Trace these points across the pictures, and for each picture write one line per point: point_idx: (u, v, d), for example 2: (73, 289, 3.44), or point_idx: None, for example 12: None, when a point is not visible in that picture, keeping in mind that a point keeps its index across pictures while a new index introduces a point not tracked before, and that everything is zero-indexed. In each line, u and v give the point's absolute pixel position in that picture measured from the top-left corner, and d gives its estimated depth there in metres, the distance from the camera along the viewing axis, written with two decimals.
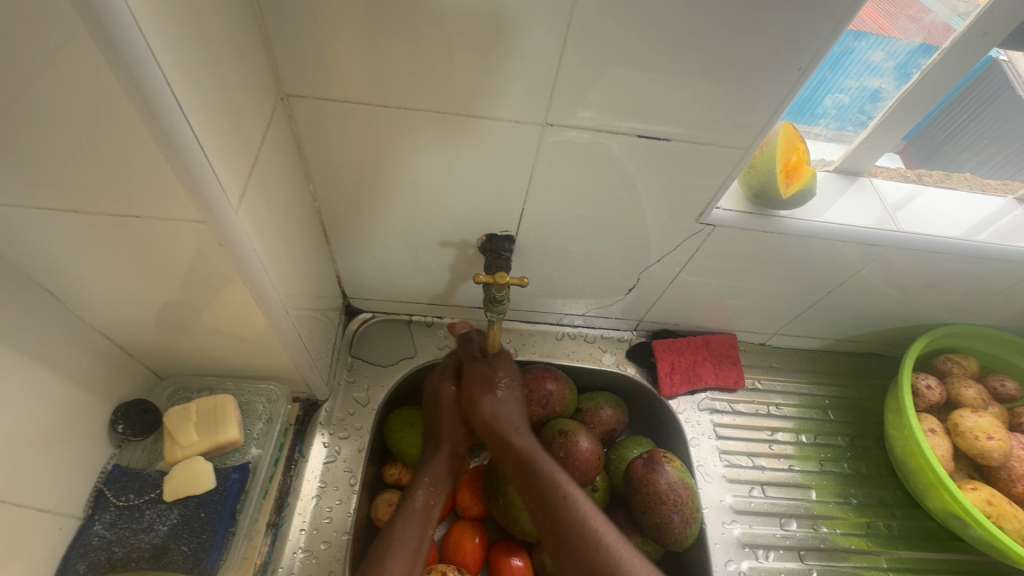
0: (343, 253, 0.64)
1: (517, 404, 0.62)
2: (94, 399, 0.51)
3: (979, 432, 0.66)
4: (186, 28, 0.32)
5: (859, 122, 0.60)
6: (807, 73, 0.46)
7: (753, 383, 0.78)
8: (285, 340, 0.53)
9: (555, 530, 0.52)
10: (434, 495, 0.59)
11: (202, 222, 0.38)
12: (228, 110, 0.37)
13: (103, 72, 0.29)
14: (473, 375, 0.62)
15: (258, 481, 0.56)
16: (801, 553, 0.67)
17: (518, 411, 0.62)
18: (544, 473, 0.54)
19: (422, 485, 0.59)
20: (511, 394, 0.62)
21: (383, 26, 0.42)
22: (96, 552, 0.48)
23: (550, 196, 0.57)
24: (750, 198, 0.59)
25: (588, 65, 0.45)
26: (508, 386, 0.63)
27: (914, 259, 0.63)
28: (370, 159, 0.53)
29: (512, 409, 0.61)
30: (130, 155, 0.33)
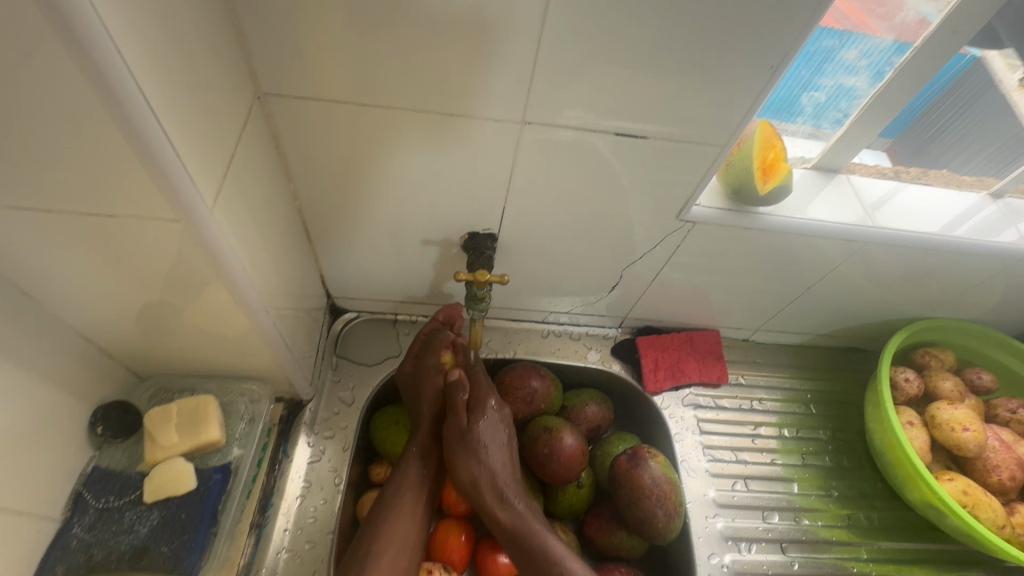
0: (326, 252, 0.64)
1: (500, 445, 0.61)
2: (72, 402, 0.50)
3: (955, 424, 0.67)
4: (155, 26, 0.32)
5: (835, 120, 0.61)
6: (779, 70, 0.46)
7: (737, 379, 0.79)
8: (266, 340, 0.52)
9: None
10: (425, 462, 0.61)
11: (177, 221, 0.38)
12: (203, 109, 0.37)
13: (71, 70, 0.29)
14: (453, 438, 0.60)
15: (240, 481, 0.56)
16: (783, 545, 0.68)
17: (501, 466, 0.60)
18: (529, 542, 0.56)
19: (415, 453, 0.61)
20: (496, 449, 0.60)
21: (358, 24, 0.42)
22: (75, 555, 0.48)
23: (531, 194, 0.57)
24: (729, 194, 0.60)
25: (564, 64, 0.46)
26: (491, 445, 0.60)
27: (891, 254, 0.64)
28: (351, 158, 0.53)
29: (494, 469, 0.60)
30: (103, 156, 0.33)
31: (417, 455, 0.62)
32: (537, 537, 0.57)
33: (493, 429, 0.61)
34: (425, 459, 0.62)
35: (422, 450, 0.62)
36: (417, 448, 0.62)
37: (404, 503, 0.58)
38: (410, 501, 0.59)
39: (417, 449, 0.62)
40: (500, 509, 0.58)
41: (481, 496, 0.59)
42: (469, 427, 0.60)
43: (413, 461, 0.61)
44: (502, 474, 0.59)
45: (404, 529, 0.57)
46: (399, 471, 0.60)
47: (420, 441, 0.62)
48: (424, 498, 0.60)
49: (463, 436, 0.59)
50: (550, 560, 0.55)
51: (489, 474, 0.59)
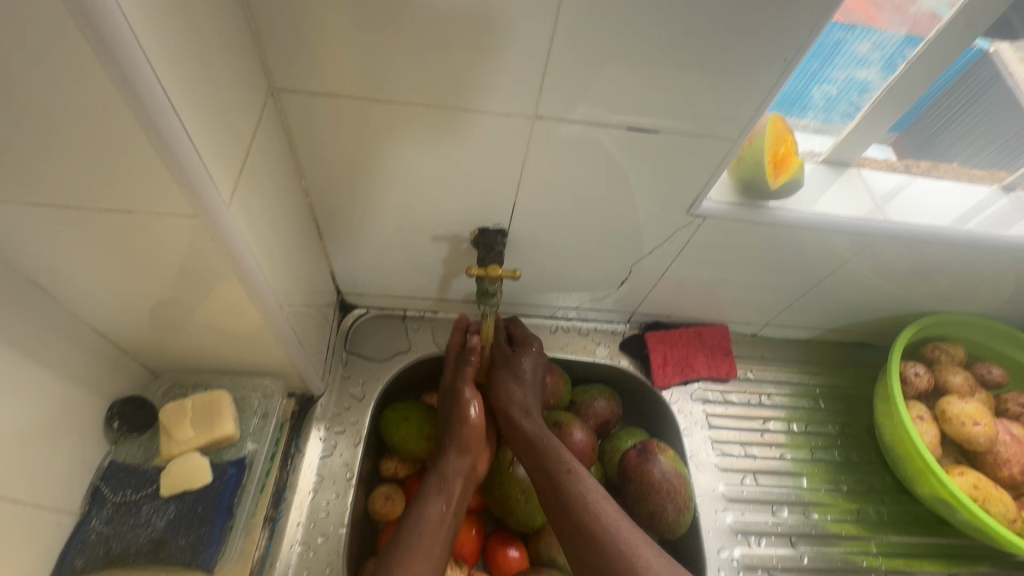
0: (337, 249, 0.64)
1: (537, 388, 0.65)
2: (88, 397, 0.51)
3: (966, 418, 0.67)
4: (175, 23, 0.32)
5: (847, 113, 0.61)
6: (794, 64, 0.46)
7: (745, 374, 0.79)
8: (279, 336, 0.53)
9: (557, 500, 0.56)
10: (444, 498, 0.58)
11: (194, 217, 0.38)
12: (219, 106, 0.38)
13: (92, 66, 0.29)
14: (498, 364, 0.66)
15: (254, 475, 0.56)
16: (793, 539, 0.68)
17: (532, 397, 0.64)
18: (546, 449, 0.59)
19: (433, 490, 0.59)
20: (532, 384, 0.65)
21: (372, 21, 0.43)
22: (94, 547, 0.49)
23: (541, 190, 0.57)
24: (739, 189, 0.60)
25: (577, 60, 0.45)
26: (531, 376, 0.65)
27: (902, 248, 0.64)
28: (362, 154, 0.53)
29: (528, 395, 0.64)
30: (123, 152, 0.33)
31: (436, 492, 0.59)
32: (555, 448, 0.59)
33: (534, 367, 0.66)
34: (443, 496, 0.58)
35: (439, 486, 0.59)
36: (435, 485, 0.59)
37: (418, 542, 0.54)
38: (428, 540, 0.55)
39: (435, 486, 0.59)
40: (524, 420, 0.62)
41: (511, 415, 0.63)
42: (513, 356, 0.66)
43: (432, 498, 0.58)
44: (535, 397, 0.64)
45: (420, 569, 0.52)
46: (415, 511, 0.57)
47: (438, 476, 0.60)
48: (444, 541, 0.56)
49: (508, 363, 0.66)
50: (565, 463, 0.57)
51: (521, 399, 0.64)
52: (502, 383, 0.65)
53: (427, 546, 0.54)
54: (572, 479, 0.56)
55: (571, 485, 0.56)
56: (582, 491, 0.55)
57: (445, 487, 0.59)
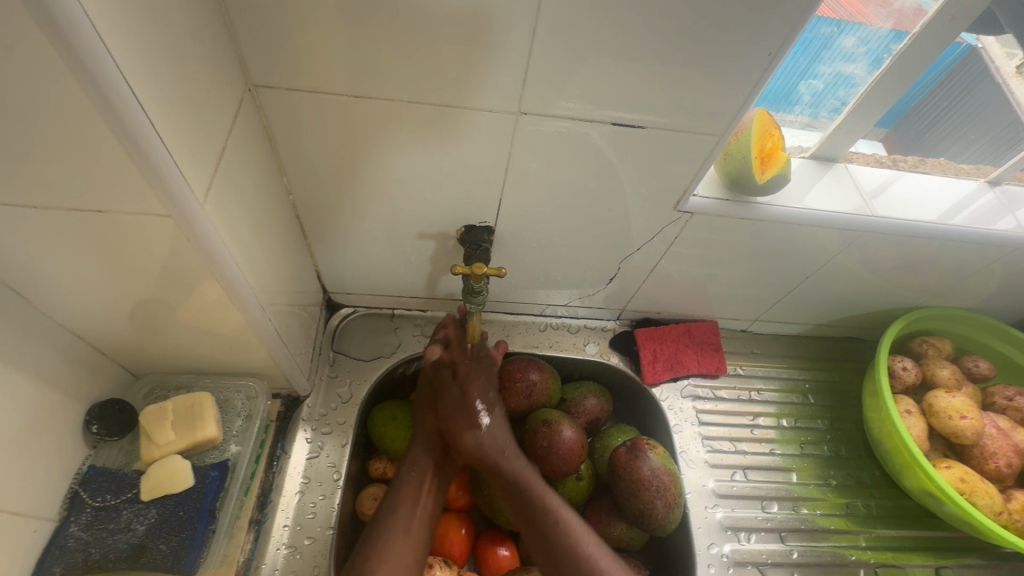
0: (322, 248, 0.64)
1: (501, 423, 0.63)
2: (65, 401, 0.50)
3: (953, 412, 0.68)
4: (141, 16, 0.31)
5: (834, 108, 0.61)
6: (778, 58, 0.46)
7: (735, 370, 0.79)
8: (262, 336, 0.52)
9: (550, 553, 0.56)
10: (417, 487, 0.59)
11: (167, 216, 0.37)
12: (191, 101, 0.37)
13: (55, 63, 0.28)
14: (450, 409, 0.62)
15: (238, 478, 0.55)
16: (782, 534, 0.68)
17: (501, 431, 0.62)
18: (531, 493, 0.58)
19: (406, 470, 0.60)
20: (496, 415, 0.63)
21: (350, 15, 0.42)
22: (72, 553, 0.48)
23: (527, 186, 0.57)
24: (726, 184, 0.60)
25: (560, 55, 0.45)
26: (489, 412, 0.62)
27: (889, 243, 0.64)
28: (344, 152, 0.52)
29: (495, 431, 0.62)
30: (90, 151, 0.32)
31: (409, 474, 0.59)
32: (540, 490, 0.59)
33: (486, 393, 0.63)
34: (418, 473, 0.60)
35: (412, 468, 0.60)
36: (409, 467, 0.60)
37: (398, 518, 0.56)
38: (407, 516, 0.57)
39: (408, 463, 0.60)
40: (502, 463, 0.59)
41: (487, 460, 0.60)
42: (463, 396, 0.61)
43: (406, 477, 0.59)
44: (501, 432, 0.61)
45: (399, 547, 0.54)
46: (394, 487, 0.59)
47: (410, 458, 0.61)
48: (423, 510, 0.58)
49: (463, 408, 0.61)
50: (551, 511, 0.57)
51: (491, 438, 0.61)
52: (466, 433, 0.60)
53: (406, 520, 0.56)
54: (561, 530, 0.57)
55: (561, 536, 0.56)
56: (578, 539, 0.56)
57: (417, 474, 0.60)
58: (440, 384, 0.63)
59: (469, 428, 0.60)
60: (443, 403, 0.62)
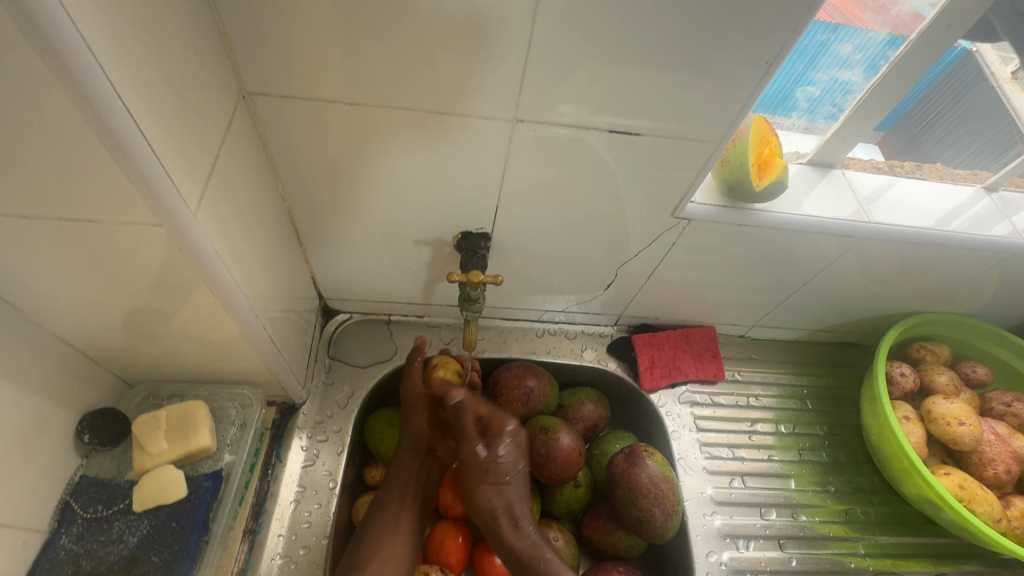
0: (318, 255, 0.63)
1: (520, 483, 0.61)
2: (56, 410, 0.49)
3: (951, 418, 0.67)
4: (132, 24, 0.31)
5: (831, 114, 0.61)
6: (775, 64, 0.46)
7: (733, 375, 0.79)
8: (257, 345, 0.51)
9: None
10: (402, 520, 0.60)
11: (159, 225, 0.37)
12: (183, 109, 0.36)
13: (43, 74, 0.27)
14: (470, 465, 0.60)
15: (232, 487, 0.55)
16: (781, 542, 0.68)
17: (516, 495, 0.60)
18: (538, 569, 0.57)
19: (393, 486, 0.61)
20: (515, 481, 0.61)
21: (346, 21, 0.41)
22: (62, 565, 0.47)
23: (524, 192, 0.57)
24: (724, 191, 0.59)
25: (556, 62, 0.45)
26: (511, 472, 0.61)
27: (887, 249, 0.64)
28: (340, 158, 0.52)
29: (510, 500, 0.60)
30: (80, 160, 0.32)
31: (398, 483, 0.61)
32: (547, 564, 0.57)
33: (511, 456, 0.61)
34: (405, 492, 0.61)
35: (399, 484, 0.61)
36: (396, 480, 0.61)
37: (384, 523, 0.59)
38: (392, 519, 0.59)
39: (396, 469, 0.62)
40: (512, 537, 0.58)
41: (496, 523, 0.59)
42: (490, 456, 0.60)
43: (393, 488, 0.61)
44: (517, 497, 0.60)
45: (387, 548, 0.57)
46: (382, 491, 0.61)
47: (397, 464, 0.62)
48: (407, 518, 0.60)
49: (486, 468, 0.59)
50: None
51: (506, 502, 0.60)
52: (483, 491, 0.60)
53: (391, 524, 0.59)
54: None
55: None
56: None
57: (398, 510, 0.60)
58: (464, 438, 0.61)
59: (489, 489, 0.60)
60: (466, 454, 0.61)
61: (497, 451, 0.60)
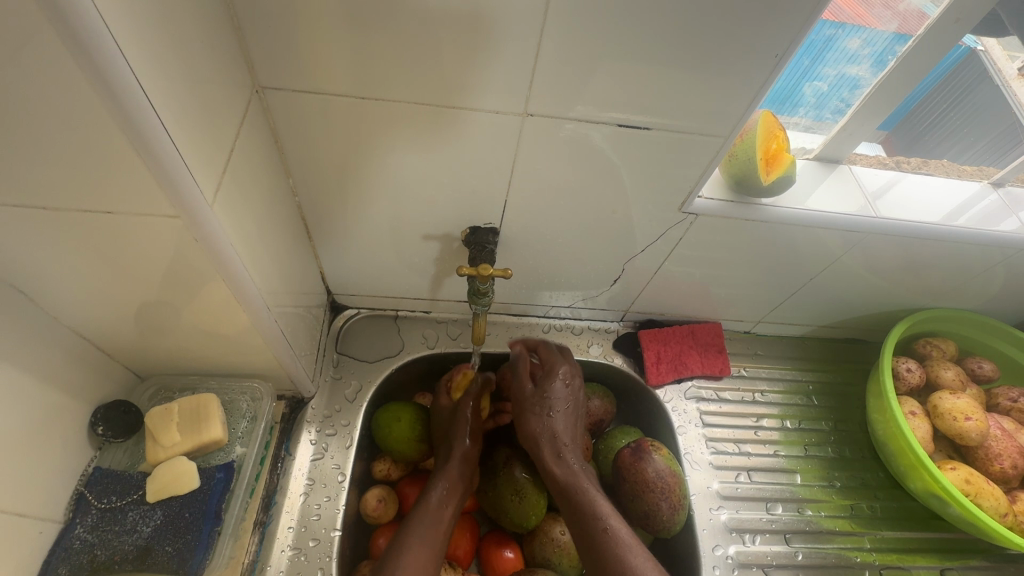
0: (326, 250, 0.64)
1: (570, 423, 0.64)
2: (71, 402, 0.50)
3: (957, 413, 0.68)
4: (152, 17, 0.31)
5: (838, 110, 0.61)
6: (784, 59, 0.46)
7: (739, 371, 0.79)
8: (268, 338, 0.52)
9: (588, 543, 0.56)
10: (450, 499, 0.60)
11: (176, 217, 0.37)
12: (200, 103, 0.37)
13: (68, 65, 0.28)
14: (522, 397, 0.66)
15: (243, 479, 0.55)
16: (787, 536, 0.68)
17: (561, 429, 0.63)
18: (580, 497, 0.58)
19: (437, 488, 0.60)
20: (564, 413, 0.64)
21: (359, 17, 0.42)
22: (77, 555, 0.48)
23: (532, 188, 0.57)
24: (731, 186, 0.60)
25: (566, 57, 0.45)
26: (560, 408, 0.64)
27: (894, 244, 0.64)
28: (350, 153, 0.52)
29: (558, 435, 0.63)
30: (100, 151, 0.32)
31: (439, 485, 0.61)
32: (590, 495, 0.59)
33: (563, 395, 0.65)
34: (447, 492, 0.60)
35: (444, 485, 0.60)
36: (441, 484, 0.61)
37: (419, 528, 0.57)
38: (429, 530, 0.57)
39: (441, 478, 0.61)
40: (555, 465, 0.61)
41: (543, 451, 0.62)
42: (540, 389, 0.65)
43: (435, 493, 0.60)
44: (564, 431, 0.63)
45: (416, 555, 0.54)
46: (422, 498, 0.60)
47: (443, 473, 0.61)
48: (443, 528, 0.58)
49: (535, 397, 0.64)
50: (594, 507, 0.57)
51: (551, 433, 0.62)
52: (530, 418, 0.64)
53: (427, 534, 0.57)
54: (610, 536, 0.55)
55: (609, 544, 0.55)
56: (619, 540, 0.55)
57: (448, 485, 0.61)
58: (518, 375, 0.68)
59: (535, 416, 0.63)
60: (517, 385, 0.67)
61: (547, 386, 0.65)
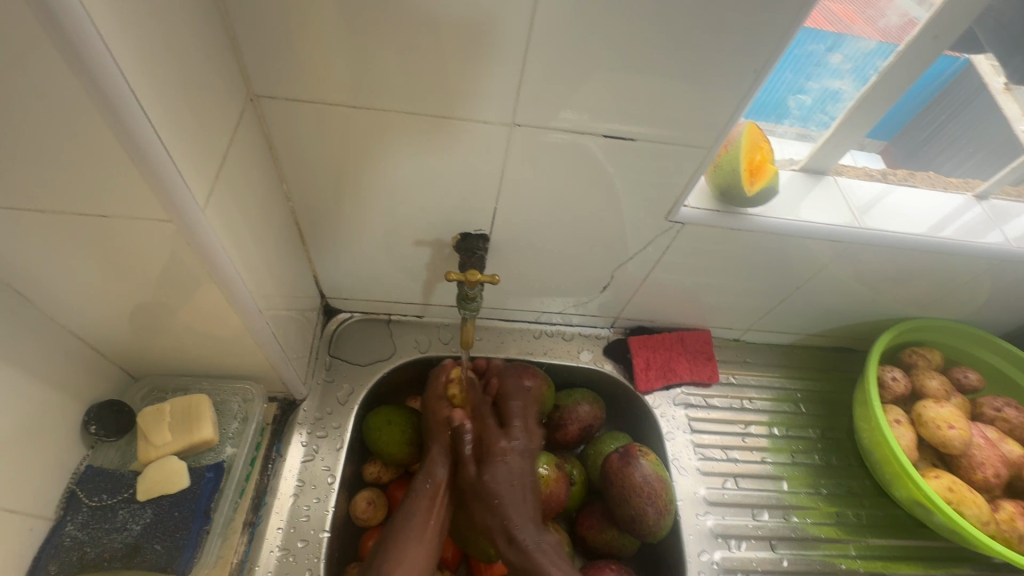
0: (320, 254, 0.65)
1: (527, 498, 0.59)
2: (65, 401, 0.50)
3: (941, 422, 0.68)
4: (147, 29, 0.32)
5: (822, 122, 0.62)
6: (764, 73, 0.47)
7: (728, 378, 0.80)
8: (259, 340, 0.53)
9: None
10: (435, 494, 0.59)
11: (169, 221, 0.38)
12: (194, 111, 0.38)
13: (65, 74, 0.29)
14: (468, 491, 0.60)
15: (233, 479, 0.56)
16: (773, 542, 0.68)
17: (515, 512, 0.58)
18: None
19: (421, 486, 0.60)
20: (512, 496, 0.59)
21: (349, 28, 0.43)
22: (67, 552, 0.48)
23: (521, 195, 0.58)
24: (718, 196, 0.61)
25: (551, 70, 0.46)
26: (511, 488, 0.59)
27: (878, 255, 0.65)
28: (342, 160, 0.53)
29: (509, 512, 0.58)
30: (96, 157, 0.34)
31: (423, 486, 0.59)
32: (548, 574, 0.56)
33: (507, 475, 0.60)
34: (431, 490, 0.59)
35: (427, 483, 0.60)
36: (422, 482, 0.60)
37: (411, 528, 0.56)
38: (419, 528, 0.57)
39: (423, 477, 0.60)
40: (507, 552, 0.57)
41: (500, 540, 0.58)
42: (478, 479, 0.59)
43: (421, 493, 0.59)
44: (519, 509, 0.58)
45: (413, 553, 0.55)
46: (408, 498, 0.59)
47: (425, 470, 0.61)
48: (436, 524, 0.58)
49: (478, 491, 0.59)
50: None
51: (504, 518, 0.58)
52: (480, 512, 0.59)
53: (418, 532, 0.56)
54: None
55: None
56: None
57: (432, 482, 0.60)
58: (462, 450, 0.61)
59: (485, 509, 0.58)
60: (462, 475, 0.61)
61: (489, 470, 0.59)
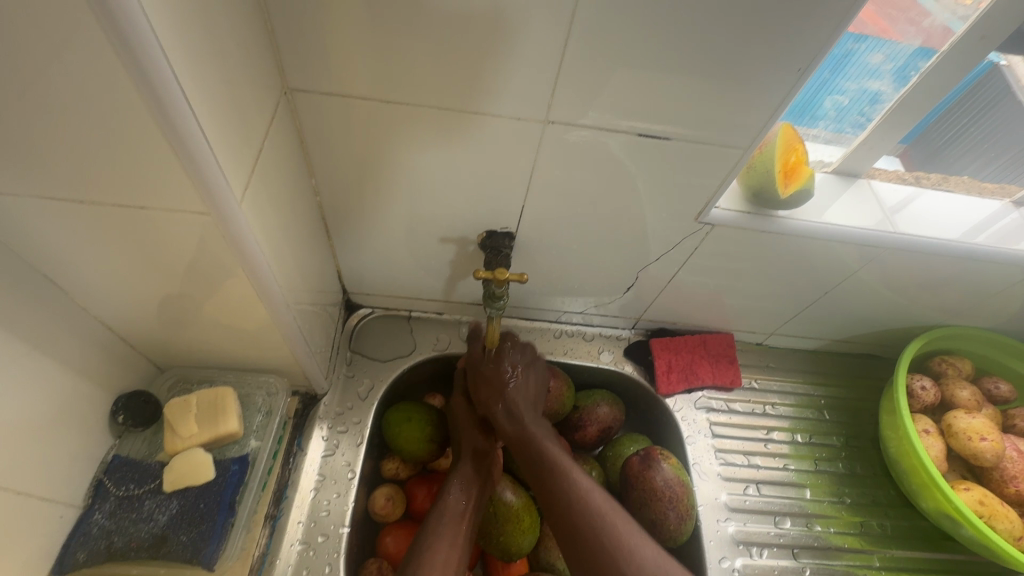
0: (344, 249, 0.65)
1: (529, 393, 0.64)
2: (94, 390, 0.51)
3: (973, 433, 0.67)
4: (193, 20, 0.32)
5: (858, 124, 0.61)
6: (807, 73, 0.46)
7: (750, 383, 0.79)
8: (286, 334, 0.53)
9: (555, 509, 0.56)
10: (467, 495, 0.59)
11: (206, 215, 0.38)
12: (234, 102, 0.38)
13: (113, 63, 0.29)
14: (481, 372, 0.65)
15: (257, 473, 0.56)
16: (795, 551, 0.67)
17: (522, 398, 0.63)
18: (531, 446, 0.60)
19: (456, 485, 0.60)
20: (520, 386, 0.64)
21: (386, 22, 0.43)
22: (95, 541, 0.49)
23: (549, 194, 0.57)
24: (749, 198, 0.60)
25: (588, 67, 0.46)
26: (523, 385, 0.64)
27: (911, 261, 0.64)
28: (372, 156, 0.53)
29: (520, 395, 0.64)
30: (138, 148, 0.34)
31: (457, 486, 0.60)
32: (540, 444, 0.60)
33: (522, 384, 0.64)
34: (467, 491, 0.60)
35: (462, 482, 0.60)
36: (460, 482, 0.60)
37: (443, 533, 0.56)
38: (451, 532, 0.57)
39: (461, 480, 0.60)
40: (507, 425, 0.62)
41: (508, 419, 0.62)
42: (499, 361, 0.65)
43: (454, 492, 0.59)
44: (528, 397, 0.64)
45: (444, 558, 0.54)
46: (440, 501, 0.59)
47: (461, 475, 0.61)
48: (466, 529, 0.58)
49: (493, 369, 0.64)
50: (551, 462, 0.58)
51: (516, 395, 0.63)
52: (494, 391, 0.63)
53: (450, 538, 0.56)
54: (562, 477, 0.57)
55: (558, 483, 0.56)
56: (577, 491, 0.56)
57: (466, 483, 0.60)
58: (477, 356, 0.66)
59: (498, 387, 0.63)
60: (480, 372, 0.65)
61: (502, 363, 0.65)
